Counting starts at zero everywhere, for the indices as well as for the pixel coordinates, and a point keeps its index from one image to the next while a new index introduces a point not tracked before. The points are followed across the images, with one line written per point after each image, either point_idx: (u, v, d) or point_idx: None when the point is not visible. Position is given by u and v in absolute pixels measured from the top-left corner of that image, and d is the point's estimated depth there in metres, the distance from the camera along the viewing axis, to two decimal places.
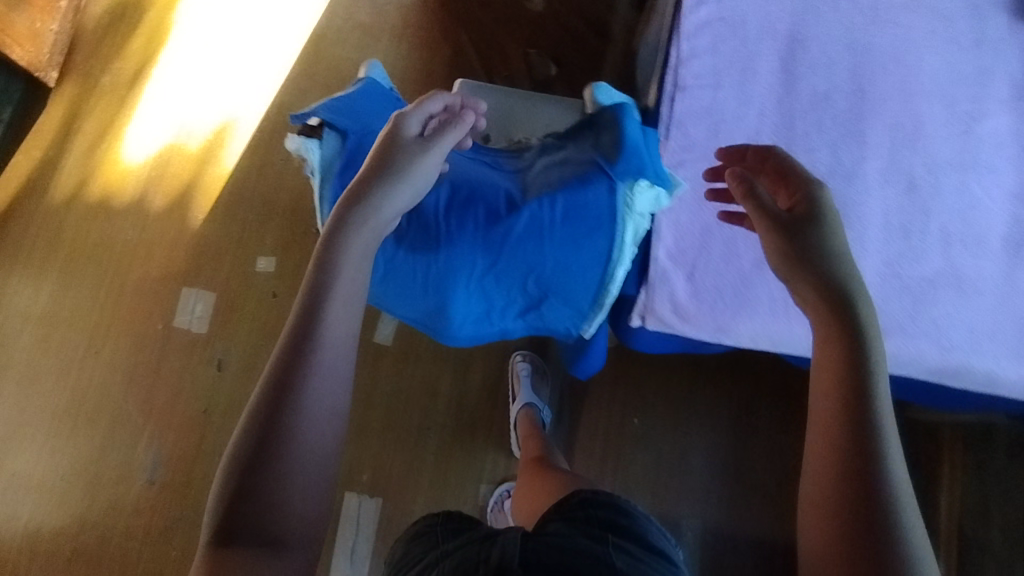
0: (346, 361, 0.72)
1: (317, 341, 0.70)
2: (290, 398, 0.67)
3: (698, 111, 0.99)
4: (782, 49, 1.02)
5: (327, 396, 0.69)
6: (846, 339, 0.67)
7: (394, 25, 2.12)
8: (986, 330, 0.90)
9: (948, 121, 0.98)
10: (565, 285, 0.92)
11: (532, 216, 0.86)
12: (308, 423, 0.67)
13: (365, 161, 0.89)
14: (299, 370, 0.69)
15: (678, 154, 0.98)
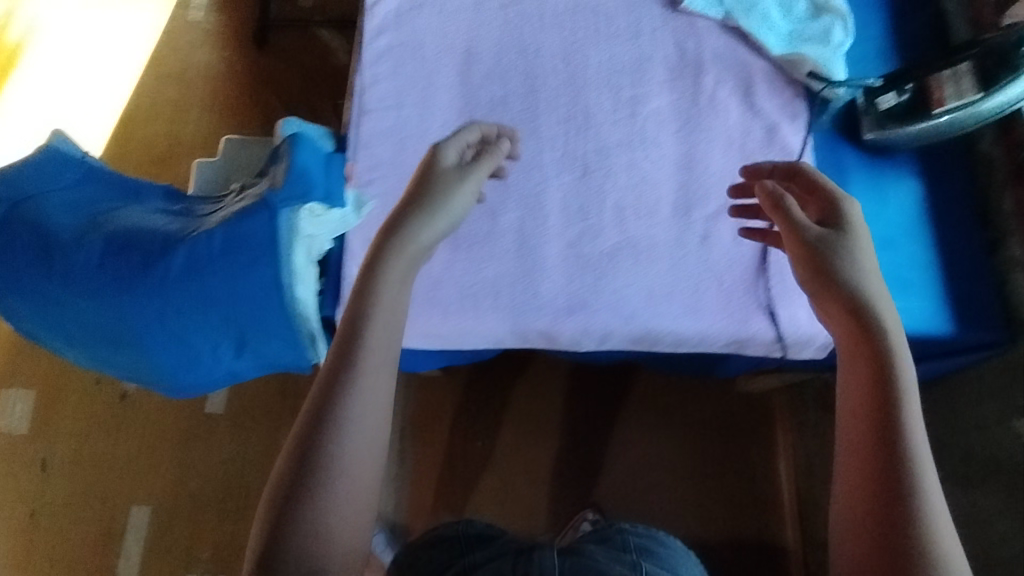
0: (369, 422, 0.71)
1: (320, 419, 0.69)
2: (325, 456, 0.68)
3: (383, 130, 1.03)
4: (460, 62, 1.08)
5: (356, 460, 0.69)
6: (874, 354, 0.72)
7: (206, 96, 2.16)
8: (662, 291, 0.95)
9: (615, 107, 1.06)
10: (246, 314, 0.90)
11: (191, 254, 0.87)
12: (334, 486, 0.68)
13: (31, 229, 0.91)
14: (330, 436, 0.69)
15: (367, 172, 1.00)
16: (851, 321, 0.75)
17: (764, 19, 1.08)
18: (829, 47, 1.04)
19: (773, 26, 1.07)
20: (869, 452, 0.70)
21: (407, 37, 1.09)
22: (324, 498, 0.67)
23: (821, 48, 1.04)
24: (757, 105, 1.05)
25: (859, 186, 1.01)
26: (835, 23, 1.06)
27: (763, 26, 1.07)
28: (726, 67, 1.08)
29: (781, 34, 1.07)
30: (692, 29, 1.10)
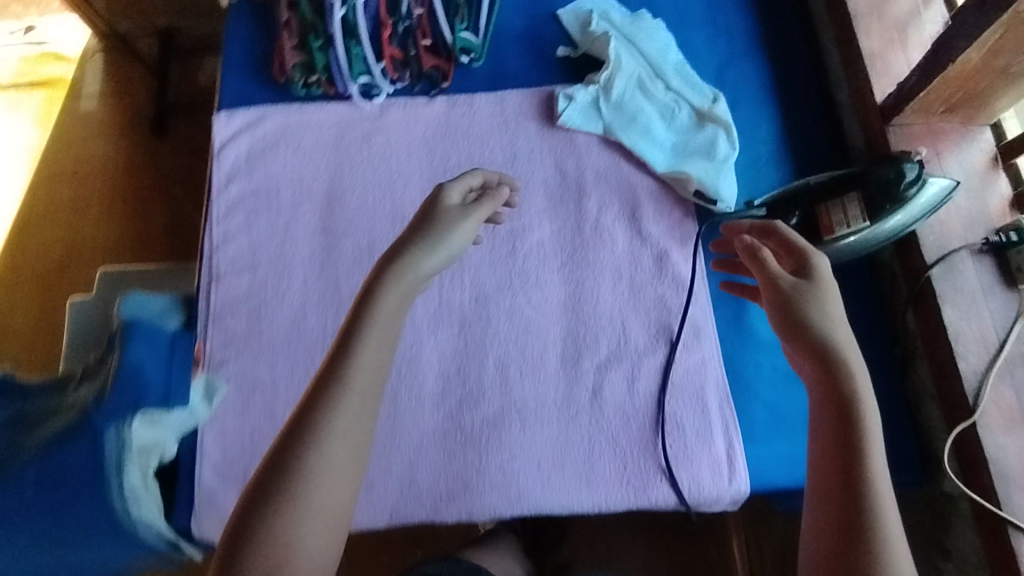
0: (348, 441, 0.59)
1: (315, 428, 0.59)
2: (292, 477, 0.57)
3: (235, 299, 0.93)
4: (320, 208, 0.98)
5: (326, 483, 0.58)
6: (816, 356, 0.66)
7: (97, 187, 1.95)
8: (553, 461, 0.86)
9: (493, 246, 0.97)
10: (76, 552, 0.79)
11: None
12: (317, 505, 0.57)
13: None
14: (297, 472, 0.57)
15: (219, 352, 0.91)
16: (812, 350, 0.66)
17: (646, 135, 1.01)
18: (715, 162, 0.98)
19: (656, 142, 1.01)
20: (834, 445, 0.62)
21: (261, 184, 0.99)
22: (291, 510, 0.56)
23: (707, 164, 0.97)
24: (645, 230, 0.98)
25: (759, 315, 0.95)
26: (720, 133, 0.99)
27: (645, 143, 1.01)
28: (610, 189, 1.00)
29: (665, 150, 1.01)
30: (571, 148, 1.03)
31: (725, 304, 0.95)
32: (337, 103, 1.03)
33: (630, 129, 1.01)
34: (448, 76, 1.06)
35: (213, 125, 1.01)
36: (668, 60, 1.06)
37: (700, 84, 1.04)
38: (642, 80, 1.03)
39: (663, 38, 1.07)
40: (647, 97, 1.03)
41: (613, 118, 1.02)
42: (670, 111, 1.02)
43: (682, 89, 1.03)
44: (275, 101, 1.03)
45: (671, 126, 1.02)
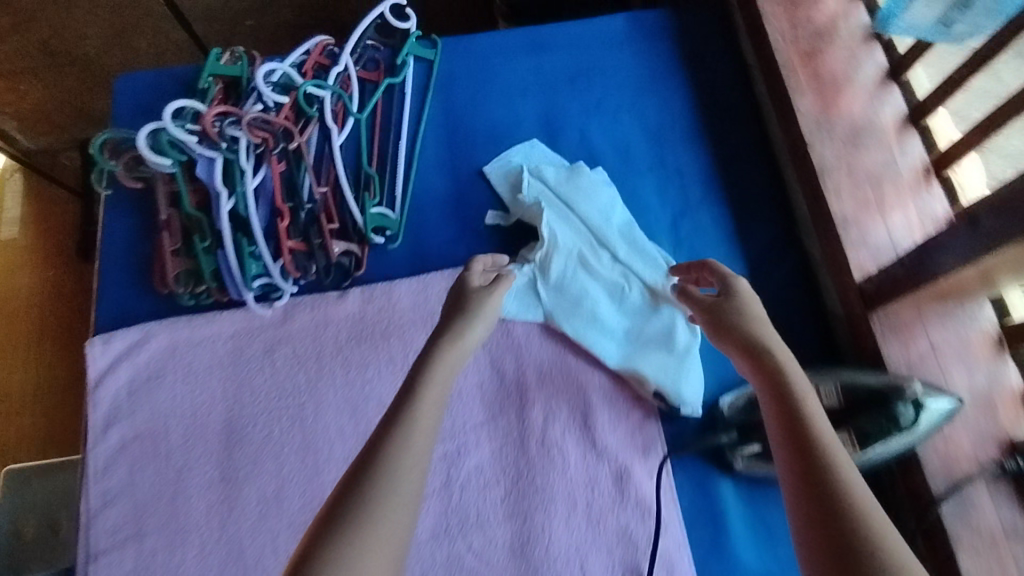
0: (403, 493, 0.55)
1: (379, 475, 0.55)
2: (356, 526, 0.51)
3: None
4: (219, 449, 0.84)
5: (394, 514, 0.53)
6: (749, 351, 0.65)
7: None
8: None
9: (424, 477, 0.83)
10: None
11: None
12: (379, 543, 0.52)
13: None
14: (361, 521, 0.52)
15: None
16: (754, 357, 0.64)
17: (593, 323, 0.87)
18: (673, 355, 0.85)
19: (606, 329, 0.87)
20: (790, 453, 0.56)
21: (146, 425, 0.84)
22: (350, 561, 0.50)
23: (664, 358, 0.85)
24: (601, 442, 0.84)
25: (742, 539, 0.81)
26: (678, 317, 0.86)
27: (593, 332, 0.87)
28: (556, 391, 0.86)
29: (617, 339, 0.87)
30: (509, 339, 0.88)
31: (700, 527, 0.81)
32: (233, 310, 0.90)
33: (575, 316, 0.87)
34: (362, 262, 0.93)
35: (86, 357, 0.86)
36: (614, 224, 0.92)
37: (652, 251, 0.90)
38: (584, 255, 0.90)
39: (607, 195, 0.93)
40: (591, 275, 0.89)
41: (553, 305, 0.88)
42: (619, 289, 0.89)
43: (631, 261, 0.89)
44: (160, 315, 0.89)
45: (621, 308, 0.88)
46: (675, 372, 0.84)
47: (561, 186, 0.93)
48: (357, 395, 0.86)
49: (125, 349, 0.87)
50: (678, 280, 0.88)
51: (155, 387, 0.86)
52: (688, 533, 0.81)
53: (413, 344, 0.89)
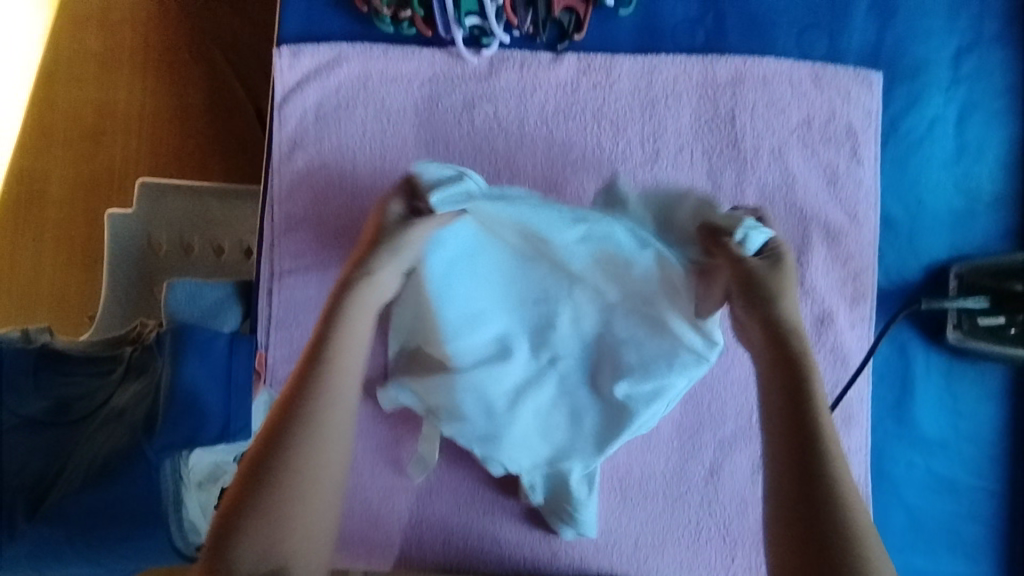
0: (335, 428, 0.50)
1: (302, 413, 0.49)
2: (293, 470, 0.48)
3: (303, 304, 0.78)
4: None
5: (322, 427, 0.50)
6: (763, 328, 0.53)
7: (86, 5, 1.28)
8: (651, 543, 0.77)
9: None
10: (137, 559, 0.71)
11: (45, 533, 0.67)
12: (307, 476, 0.48)
13: None
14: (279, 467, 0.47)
15: (282, 366, 0.78)
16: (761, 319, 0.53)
17: (571, 400, 0.70)
18: (684, 301, 0.63)
19: (572, 394, 0.70)
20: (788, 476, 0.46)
21: (332, 156, 0.78)
22: (274, 508, 0.47)
23: (643, 345, 0.65)
24: (809, 282, 0.77)
25: (923, 404, 0.77)
26: (668, 337, 0.64)
27: (569, 412, 0.71)
28: (773, 219, 0.77)
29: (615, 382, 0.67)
30: (737, 151, 0.78)
31: (886, 384, 0.78)
32: (433, 50, 0.78)
33: (527, 421, 0.71)
34: (584, 26, 0.78)
35: (273, 69, 0.77)
36: (568, 233, 0.63)
37: (603, 256, 0.64)
38: (490, 363, 0.68)
39: (468, 226, 0.64)
40: (489, 363, 0.68)
41: (489, 446, 0.72)
42: (555, 361, 0.68)
43: (570, 278, 0.65)
44: (354, 36, 0.79)
45: (586, 344, 0.68)
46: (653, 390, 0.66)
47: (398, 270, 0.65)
48: (558, 175, 0.78)
49: (316, 67, 0.78)
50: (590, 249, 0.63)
51: (344, 116, 0.78)
52: (877, 390, 0.78)
53: (625, 130, 0.79)
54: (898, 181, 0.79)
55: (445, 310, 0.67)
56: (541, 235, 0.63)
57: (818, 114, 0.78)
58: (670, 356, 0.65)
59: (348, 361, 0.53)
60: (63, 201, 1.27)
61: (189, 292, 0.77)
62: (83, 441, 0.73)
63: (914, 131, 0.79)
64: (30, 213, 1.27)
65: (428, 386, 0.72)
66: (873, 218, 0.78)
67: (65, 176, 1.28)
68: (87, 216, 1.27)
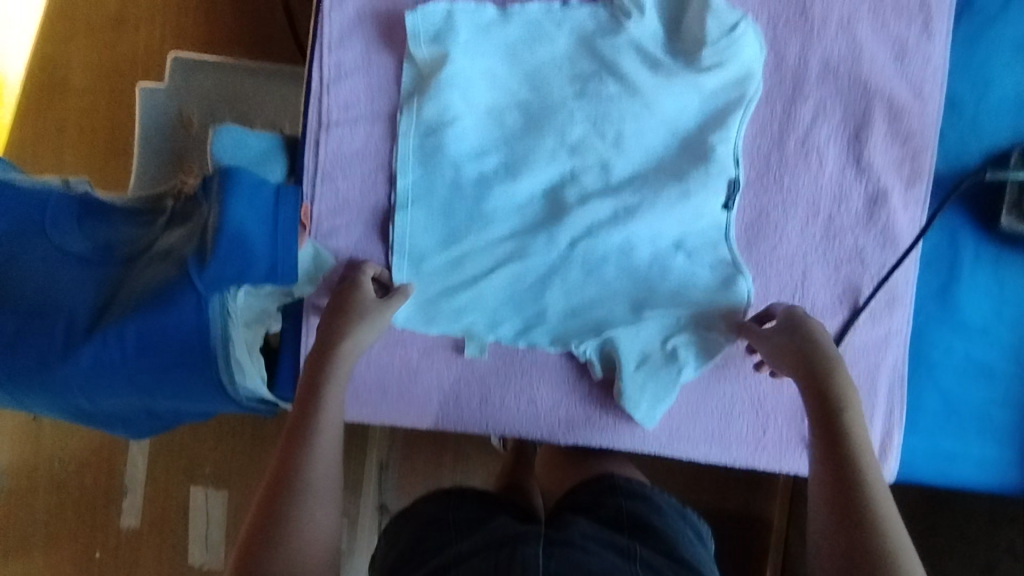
0: (331, 434, 0.63)
1: (301, 428, 0.62)
2: (298, 481, 0.59)
3: (349, 156, 0.77)
4: None
5: (332, 415, 0.64)
6: (805, 368, 0.63)
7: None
8: (684, 412, 0.78)
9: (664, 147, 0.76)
10: (183, 393, 0.73)
11: (95, 357, 0.70)
12: (312, 486, 0.59)
13: (8, 285, 0.73)
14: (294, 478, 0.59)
15: (328, 220, 0.78)
16: (807, 372, 0.62)
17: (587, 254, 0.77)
18: (691, 100, 0.75)
19: (571, 225, 0.76)
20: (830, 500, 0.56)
21: (385, 6, 0.76)
22: (287, 511, 0.58)
23: (639, 181, 0.76)
24: (866, 159, 0.75)
25: (967, 290, 0.77)
26: (668, 135, 0.76)
27: (597, 281, 0.77)
28: (835, 92, 0.75)
29: (640, 244, 0.76)
30: (804, 20, 0.75)
31: (933, 270, 0.77)
32: None
33: (550, 265, 0.77)
34: None
35: None
36: (571, 70, 0.76)
37: (596, 65, 0.76)
38: (502, 196, 0.76)
39: (479, 56, 0.75)
40: (505, 195, 0.76)
41: (520, 303, 0.77)
42: (565, 205, 0.77)
43: (581, 120, 0.76)
44: None
45: (605, 192, 0.76)
46: (727, 308, 0.76)
47: (431, 133, 0.76)
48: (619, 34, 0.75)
49: None
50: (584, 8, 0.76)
51: None
52: (924, 274, 0.77)
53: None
54: (968, 61, 0.76)
55: (471, 186, 0.76)
56: (535, 88, 0.76)
57: None
58: (698, 211, 0.75)
59: (334, 389, 0.65)
60: (86, 88, 1.24)
61: (238, 138, 0.76)
62: (133, 276, 0.74)
63: (991, 8, 0.76)
64: (52, 99, 1.24)
65: (450, 221, 0.77)
66: (938, 97, 0.75)
67: (88, 63, 1.24)
68: (108, 104, 1.23)
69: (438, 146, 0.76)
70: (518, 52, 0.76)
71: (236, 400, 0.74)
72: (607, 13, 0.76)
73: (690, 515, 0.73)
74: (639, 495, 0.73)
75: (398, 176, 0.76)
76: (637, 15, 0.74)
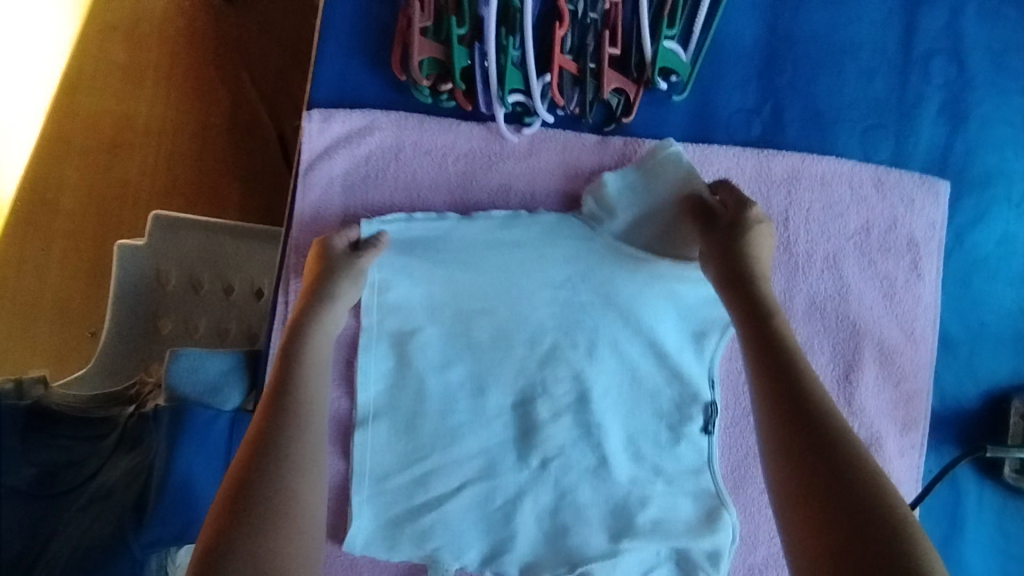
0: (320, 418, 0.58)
1: (279, 402, 0.57)
2: (286, 455, 0.54)
3: None
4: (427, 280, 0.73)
5: (313, 388, 0.60)
6: (755, 318, 0.58)
7: (115, 10, 1.12)
8: None
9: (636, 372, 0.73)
10: None
11: None
12: (298, 464, 0.55)
13: None
14: (275, 461, 0.54)
15: None
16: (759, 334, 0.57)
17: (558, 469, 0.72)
18: (668, 312, 0.73)
19: (543, 439, 0.72)
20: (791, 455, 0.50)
21: (356, 229, 0.74)
22: (268, 498, 0.52)
23: (621, 403, 0.73)
24: (858, 401, 0.71)
25: (972, 545, 0.71)
26: (650, 358, 0.73)
27: (571, 507, 0.72)
28: (823, 330, 0.72)
29: (617, 464, 0.72)
30: (788, 256, 0.72)
31: (934, 520, 0.71)
32: (472, 124, 0.74)
33: (523, 483, 0.72)
34: (633, 110, 0.73)
35: (301, 132, 0.73)
36: (541, 281, 0.73)
37: (568, 272, 0.73)
38: (470, 408, 0.72)
39: (441, 265, 0.73)
40: (473, 408, 0.72)
41: (491, 526, 0.72)
42: (536, 423, 0.72)
43: (551, 333, 0.73)
44: (390, 106, 0.75)
45: (578, 409, 0.73)
46: (711, 548, 0.70)
47: (397, 342, 0.73)
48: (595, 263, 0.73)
49: (346, 134, 0.73)
50: (553, 215, 0.73)
51: (371, 189, 0.74)
52: (926, 525, 0.71)
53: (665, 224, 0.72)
54: (955, 300, 0.74)
55: (435, 400, 0.72)
56: (504, 295, 0.73)
57: (879, 222, 0.73)
58: (675, 432, 0.72)
59: (320, 349, 0.63)
60: (74, 214, 1.09)
61: (200, 364, 0.72)
62: None
63: (977, 248, 0.74)
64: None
65: (413, 435, 0.72)
66: (930, 339, 0.72)
67: (50, 198, 1.09)
68: (73, 244, 1.09)
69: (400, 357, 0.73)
70: (491, 277, 0.73)
71: None
72: (581, 221, 0.73)
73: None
74: None
75: (359, 392, 0.72)
76: (606, 224, 0.73)
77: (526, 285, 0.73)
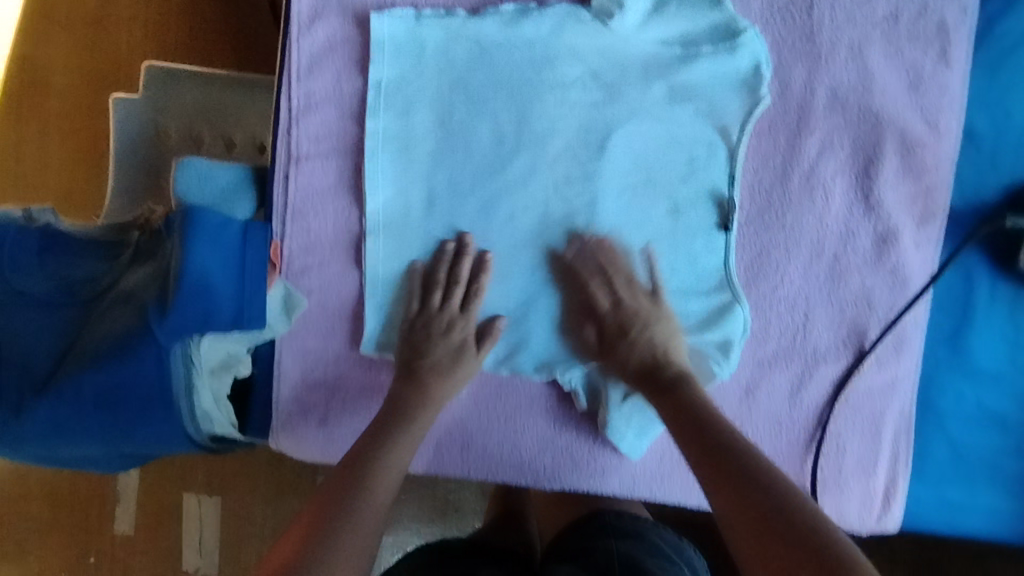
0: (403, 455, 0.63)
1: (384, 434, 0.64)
2: (370, 475, 0.59)
3: (320, 193, 0.72)
4: (436, 82, 0.71)
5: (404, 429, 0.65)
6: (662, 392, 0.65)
7: None
8: (677, 458, 0.75)
9: (647, 171, 0.72)
10: (144, 435, 0.70)
11: (54, 407, 0.66)
12: (370, 485, 0.58)
13: None
14: (362, 482, 0.58)
15: (300, 259, 0.73)
16: (681, 391, 0.63)
17: (568, 269, 0.72)
18: (683, 110, 0.71)
19: (555, 241, 0.72)
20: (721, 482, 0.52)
21: (358, 30, 0.72)
22: (352, 508, 0.55)
23: (632, 207, 0.72)
24: (876, 196, 0.70)
25: (981, 337, 0.72)
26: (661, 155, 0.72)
27: (585, 307, 0.73)
28: (843, 125, 0.70)
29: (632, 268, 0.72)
30: (810, 47, 0.70)
31: (944, 312, 0.73)
32: None
33: (537, 286, 0.73)
34: None
35: None
36: (551, 80, 0.71)
37: (579, 68, 0.71)
38: (482, 209, 0.72)
39: (446, 63, 0.71)
40: (479, 211, 0.72)
41: (506, 326, 0.73)
42: (545, 224, 0.73)
43: (561, 134, 0.71)
44: None
45: (590, 213, 0.72)
46: (721, 340, 0.72)
47: (405, 148, 0.71)
48: (605, 56, 0.71)
49: None
50: (562, 6, 0.70)
51: None
52: (935, 317, 0.73)
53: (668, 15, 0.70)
54: (985, 92, 0.71)
55: (444, 204, 0.72)
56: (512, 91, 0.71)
57: (909, 7, 0.69)
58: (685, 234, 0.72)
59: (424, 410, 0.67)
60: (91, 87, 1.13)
61: (205, 172, 0.71)
62: (92, 319, 0.70)
63: (1014, 34, 0.70)
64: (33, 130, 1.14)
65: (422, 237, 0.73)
66: (954, 130, 0.70)
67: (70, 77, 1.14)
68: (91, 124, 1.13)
69: (409, 162, 0.71)
70: (496, 74, 0.71)
71: (200, 441, 0.72)
72: (589, 15, 0.70)
73: (682, 550, 0.73)
74: (634, 533, 0.72)
75: (368, 200, 0.71)
76: (618, 13, 0.69)
77: (534, 84, 0.71)
